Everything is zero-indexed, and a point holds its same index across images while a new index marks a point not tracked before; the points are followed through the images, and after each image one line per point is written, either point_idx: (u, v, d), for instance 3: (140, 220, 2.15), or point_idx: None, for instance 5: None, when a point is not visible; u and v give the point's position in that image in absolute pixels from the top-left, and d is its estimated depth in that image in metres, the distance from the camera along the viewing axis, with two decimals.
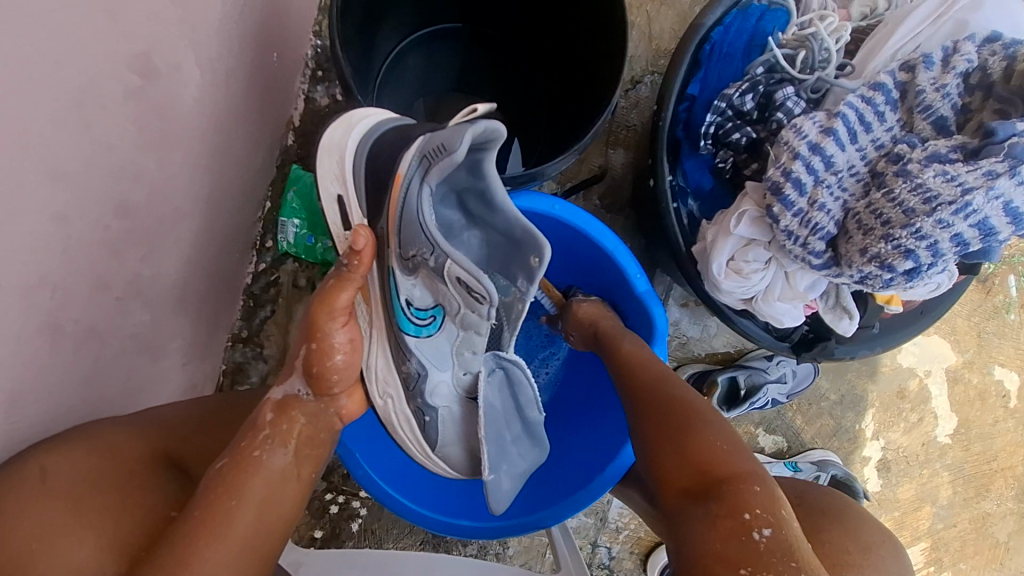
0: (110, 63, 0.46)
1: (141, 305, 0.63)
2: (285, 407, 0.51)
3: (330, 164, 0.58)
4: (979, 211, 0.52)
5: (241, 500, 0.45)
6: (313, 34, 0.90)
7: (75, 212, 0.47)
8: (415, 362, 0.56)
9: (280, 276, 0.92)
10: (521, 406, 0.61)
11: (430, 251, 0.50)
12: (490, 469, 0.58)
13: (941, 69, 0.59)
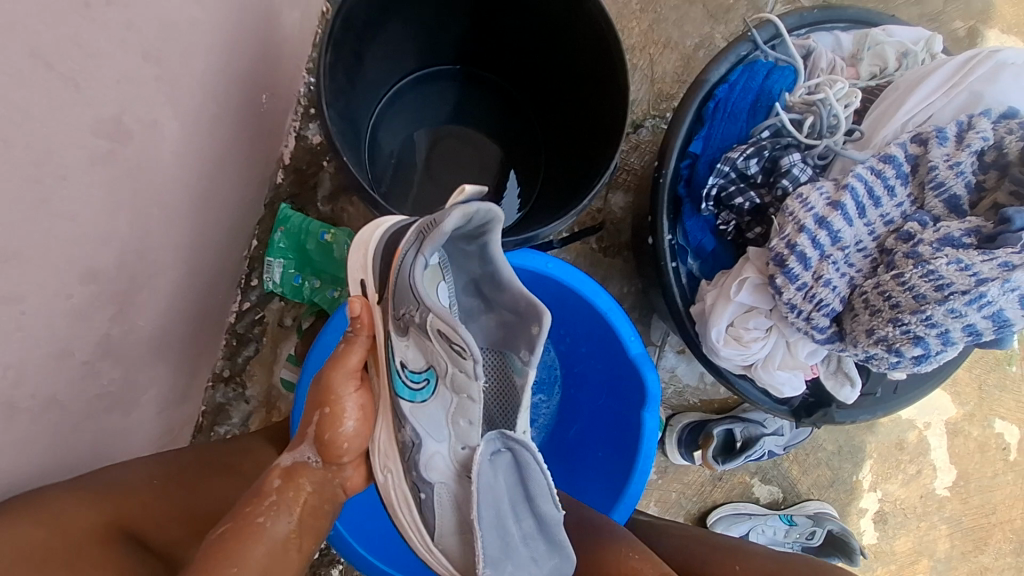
0: (73, 132, 0.44)
1: (111, 363, 0.60)
2: (292, 474, 0.49)
3: (357, 258, 0.57)
4: (992, 302, 0.50)
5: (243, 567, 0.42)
6: (307, 71, 0.86)
7: (30, 286, 0.45)
8: (408, 428, 0.51)
9: (266, 315, 0.87)
10: (533, 499, 0.51)
11: (415, 307, 0.48)
12: (485, 563, 0.48)
13: (955, 145, 0.58)
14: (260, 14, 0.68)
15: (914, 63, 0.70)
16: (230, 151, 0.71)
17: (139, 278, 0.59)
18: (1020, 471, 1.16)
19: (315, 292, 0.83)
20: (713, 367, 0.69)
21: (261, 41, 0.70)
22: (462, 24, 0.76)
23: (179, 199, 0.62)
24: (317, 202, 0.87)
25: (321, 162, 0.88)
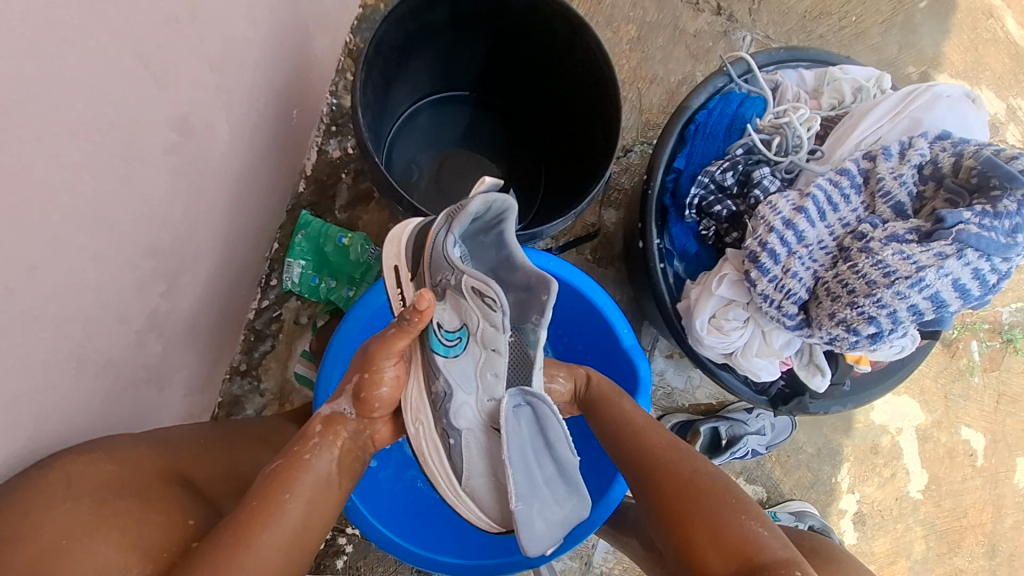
0: (152, 124, 0.52)
1: (156, 338, 0.67)
2: (331, 422, 0.58)
3: (390, 247, 0.65)
4: (931, 285, 0.59)
5: (293, 493, 0.51)
6: (328, 93, 0.93)
7: (107, 253, 0.53)
8: (442, 379, 0.61)
9: (283, 313, 0.93)
10: (552, 446, 0.62)
11: (450, 272, 0.56)
12: (518, 498, 0.58)
13: (898, 160, 0.68)
14: (298, 40, 0.77)
15: (868, 96, 0.80)
16: (264, 157, 0.79)
17: (185, 262, 0.67)
18: (988, 477, 1.23)
19: (331, 292, 0.91)
20: (695, 357, 0.78)
21: (296, 62, 0.79)
22: (472, 58, 0.85)
23: (222, 195, 0.71)
24: (334, 210, 0.94)
25: (340, 174, 0.95)
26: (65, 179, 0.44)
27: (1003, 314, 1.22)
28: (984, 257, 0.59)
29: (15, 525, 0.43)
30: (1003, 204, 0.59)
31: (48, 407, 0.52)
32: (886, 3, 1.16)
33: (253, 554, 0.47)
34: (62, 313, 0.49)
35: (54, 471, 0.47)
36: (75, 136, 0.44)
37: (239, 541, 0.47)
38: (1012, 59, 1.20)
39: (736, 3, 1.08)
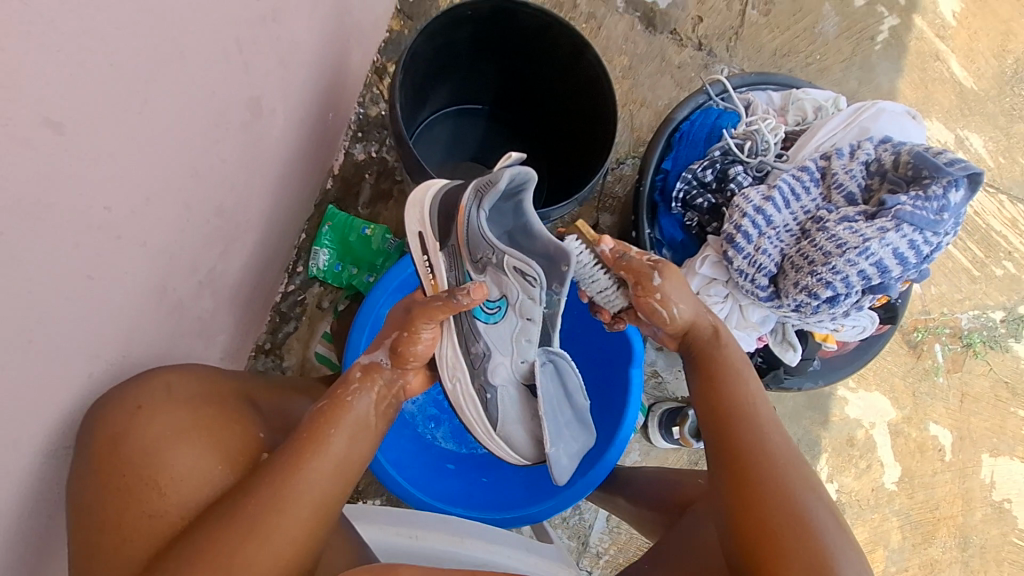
0: (239, 100, 0.60)
1: (211, 301, 0.74)
2: (368, 370, 0.63)
3: (413, 214, 0.75)
4: (875, 254, 0.70)
5: (337, 428, 0.57)
6: (357, 103, 1.03)
7: (195, 211, 0.60)
8: (482, 343, 0.72)
9: (307, 297, 1.03)
10: (571, 395, 0.74)
11: (491, 252, 0.67)
12: (551, 442, 0.70)
13: (849, 158, 0.81)
14: (342, 50, 0.88)
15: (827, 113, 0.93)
16: (304, 151, 0.89)
17: (245, 232, 0.75)
18: (956, 471, 1.33)
19: (353, 278, 1.02)
20: None
21: (341, 70, 0.90)
22: (488, 74, 0.97)
23: (273, 178, 0.79)
24: (357, 206, 1.04)
25: (364, 175, 1.05)
26: (179, 135, 0.51)
27: (963, 319, 1.34)
28: (918, 231, 0.71)
29: (129, 418, 0.52)
30: (933, 189, 0.71)
31: (130, 343, 0.57)
32: (846, 43, 1.31)
33: (304, 477, 0.53)
34: (157, 258, 0.56)
35: (156, 381, 0.56)
36: (192, 100, 0.52)
37: (295, 466, 0.54)
38: (958, 95, 1.36)
39: (714, 39, 1.24)
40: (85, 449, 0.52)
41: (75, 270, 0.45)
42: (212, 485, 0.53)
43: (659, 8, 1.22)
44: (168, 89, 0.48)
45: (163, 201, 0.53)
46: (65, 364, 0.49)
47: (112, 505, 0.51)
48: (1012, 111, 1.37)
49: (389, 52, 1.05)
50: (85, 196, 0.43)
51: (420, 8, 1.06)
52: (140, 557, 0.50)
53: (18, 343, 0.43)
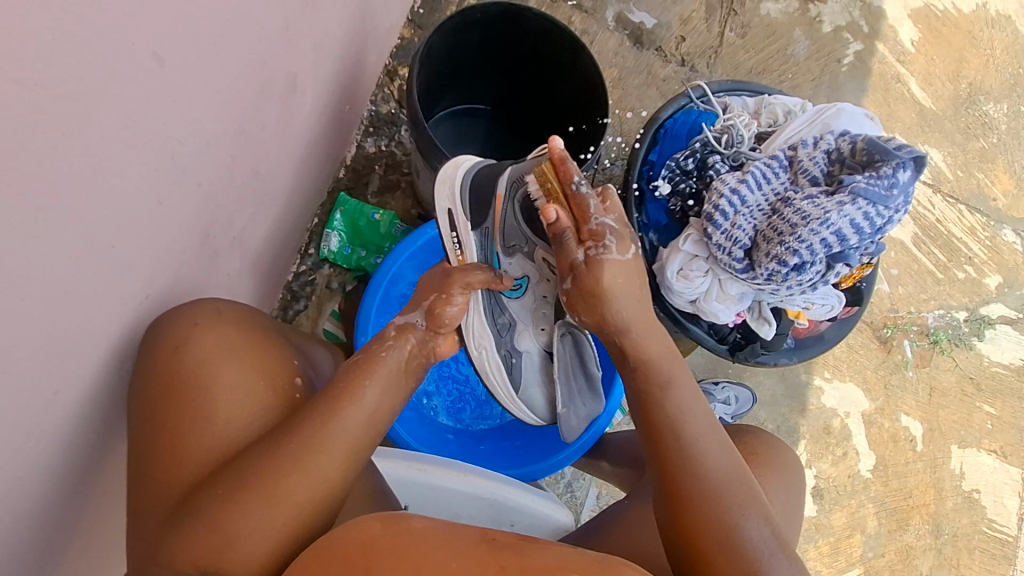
0: (280, 73, 0.69)
1: (241, 263, 0.81)
2: (403, 329, 0.70)
3: (443, 189, 0.85)
4: (834, 223, 0.80)
5: (370, 379, 0.64)
6: (369, 101, 1.12)
7: (238, 168, 0.68)
8: (508, 315, 0.85)
9: (317, 278, 1.10)
10: (587, 366, 0.88)
11: (526, 244, 0.78)
12: (563, 405, 0.86)
13: (813, 147, 0.91)
14: (363, 48, 0.97)
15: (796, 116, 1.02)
16: (326, 138, 0.97)
17: (275, 199, 0.82)
18: (927, 461, 1.40)
19: (364, 260, 1.09)
20: (665, 305, 0.99)
21: (360, 65, 0.99)
22: (492, 76, 1.07)
23: (300, 156, 0.87)
24: (367, 195, 1.12)
25: (374, 167, 1.14)
26: (234, 93, 0.60)
27: (930, 318, 1.43)
28: (871, 204, 0.81)
29: (185, 338, 0.59)
30: (884, 169, 0.82)
31: (178, 281, 0.64)
32: (815, 65, 1.42)
33: (338, 415, 0.60)
34: (206, 204, 0.64)
35: (207, 307, 0.63)
36: (246, 64, 0.60)
37: (331, 409, 0.60)
38: (918, 114, 1.46)
39: (697, 57, 1.37)
40: (147, 372, 0.58)
41: (148, 193, 0.52)
42: (255, 418, 0.60)
43: (646, 28, 1.35)
44: (232, 47, 0.56)
45: (216, 150, 0.61)
46: (131, 283, 0.55)
47: (169, 425, 0.58)
48: (969, 129, 1.47)
49: (400, 57, 1.15)
50: (164, 129, 0.51)
51: (429, 20, 1.17)
52: (194, 464, 0.57)
53: (103, 251, 0.50)
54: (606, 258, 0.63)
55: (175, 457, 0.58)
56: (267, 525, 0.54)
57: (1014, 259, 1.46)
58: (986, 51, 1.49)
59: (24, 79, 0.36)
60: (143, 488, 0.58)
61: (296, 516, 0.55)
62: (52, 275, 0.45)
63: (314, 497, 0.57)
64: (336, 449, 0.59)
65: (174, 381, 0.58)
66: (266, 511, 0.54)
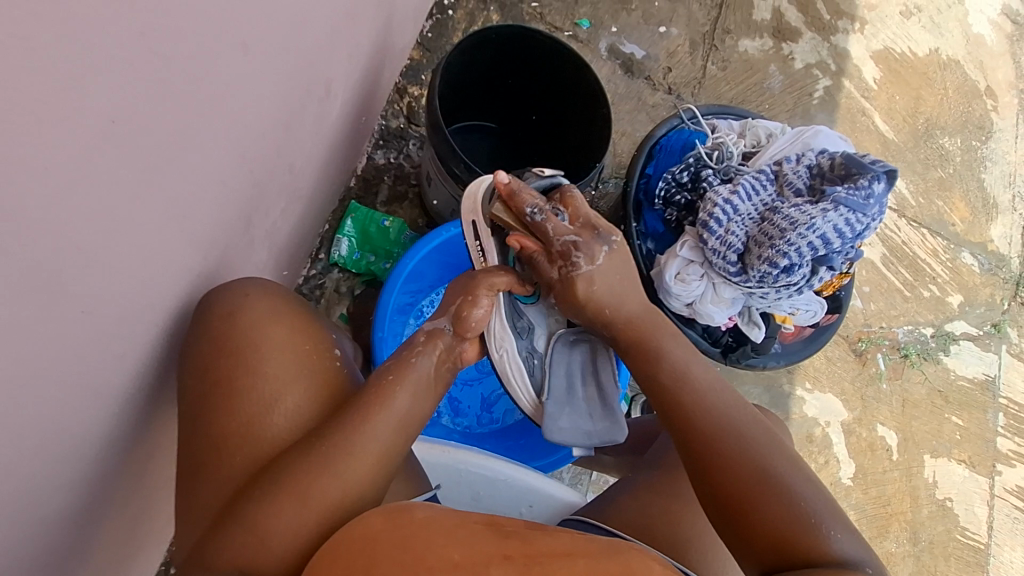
0: (319, 76, 0.74)
1: (266, 257, 0.84)
2: (432, 334, 0.75)
3: (468, 203, 0.84)
4: (819, 228, 0.88)
5: (401, 385, 0.69)
6: (380, 116, 1.18)
7: (276, 162, 0.72)
8: (527, 318, 0.84)
9: (326, 282, 1.13)
10: (598, 374, 0.85)
11: None
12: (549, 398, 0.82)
13: (795, 163, 0.99)
14: (381, 63, 1.03)
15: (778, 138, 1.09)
16: (344, 145, 1.02)
17: (301, 195, 0.87)
18: (903, 469, 1.46)
19: (372, 265, 1.13)
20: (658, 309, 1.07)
21: (379, 79, 1.06)
22: (497, 95, 1.13)
23: (323, 159, 0.91)
24: (377, 203, 1.17)
25: (382, 177, 1.18)
26: (283, 87, 0.65)
27: (900, 334, 1.52)
28: (851, 212, 0.90)
29: (234, 322, 0.65)
30: (861, 181, 0.91)
31: (218, 263, 0.67)
32: (789, 97, 1.53)
33: (373, 421, 0.65)
34: (249, 191, 0.67)
35: (249, 289, 0.68)
36: (296, 62, 0.65)
37: (366, 417, 0.65)
38: (883, 145, 1.58)
39: (682, 86, 1.47)
40: (200, 359, 0.64)
41: (216, 168, 0.57)
42: (297, 411, 0.65)
43: (636, 58, 1.45)
44: (287, 44, 0.61)
45: (264, 139, 0.65)
46: (183, 257, 0.59)
47: (218, 414, 0.63)
48: (928, 160, 1.59)
49: (410, 77, 1.22)
50: (230, 112, 0.56)
51: (437, 43, 1.27)
52: (236, 450, 0.63)
53: (170, 221, 0.53)
54: (577, 273, 0.74)
55: (223, 445, 0.63)
56: (295, 516, 0.58)
57: (973, 279, 1.57)
58: (940, 91, 1.63)
59: (157, 49, 0.42)
60: (196, 475, 0.63)
61: (324, 509, 0.59)
62: (140, 231, 0.49)
63: (335, 497, 0.60)
64: (364, 444, 0.63)
65: (221, 373, 0.64)
66: (296, 501, 0.58)
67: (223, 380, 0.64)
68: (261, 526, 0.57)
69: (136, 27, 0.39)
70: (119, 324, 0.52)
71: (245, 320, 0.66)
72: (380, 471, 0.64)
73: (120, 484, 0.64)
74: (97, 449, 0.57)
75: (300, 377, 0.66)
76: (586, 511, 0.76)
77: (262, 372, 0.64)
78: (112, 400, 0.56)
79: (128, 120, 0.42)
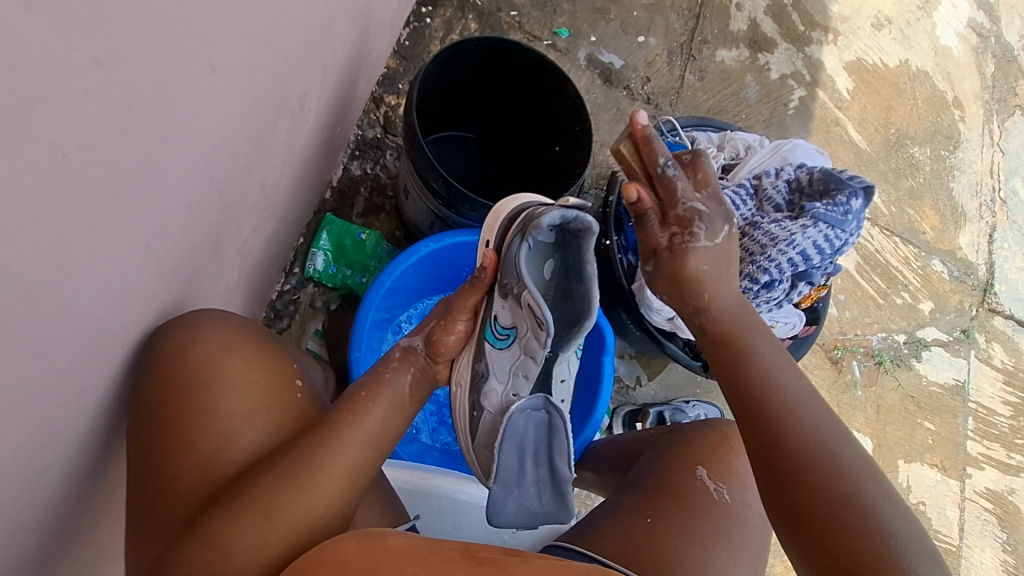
0: (291, 90, 0.71)
1: (237, 275, 0.81)
2: (406, 353, 0.77)
3: (489, 219, 0.84)
4: (799, 244, 0.89)
5: (373, 402, 0.70)
6: (356, 126, 1.15)
7: (247, 181, 0.69)
8: (483, 363, 0.77)
9: (301, 296, 1.10)
10: (552, 457, 0.75)
11: (518, 284, 0.73)
12: (495, 479, 0.73)
13: (775, 177, 1.00)
14: (357, 73, 1.01)
15: (756, 151, 1.09)
16: (319, 157, 0.99)
17: (274, 210, 0.84)
18: None
19: (348, 279, 1.10)
20: (642, 322, 1.08)
21: (355, 89, 1.04)
22: (475, 106, 1.12)
23: (297, 173, 0.89)
24: (352, 215, 1.14)
25: (359, 189, 1.16)
26: (253, 104, 0.62)
27: (874, 341, 1.54)
28: (830, 228, 0.90)
29: (193, 352, 0.63)
30: (839, 198, 0.91)
31: (182, 287, 0.64)
32: (766, 107, 1.54)
33: (341, 439, 0.65)
34: (217, 211, 0.65)
35: (210, 315, 0.68)
36: (267, 79, 0.63)
37: (336, 434, 0.66)
38: (856, 154, 1.60)
39: (661, 96, 1.47)
40: (149, 394, 0.61)
41: (182, 192, 0.55)
42: (256, 448, 0.65)
43: (615, 68, 1.44)
44: (257, 62, 0.59)
45: (233, 158, 0.63)
46: (146, 285, 0.56)
47: (170, 456, 0.62)
48: (899, 169, 1.62)
49: (386, 86, 1.20)
50: (197, 134, 0.53)
51: (415, 52, 1.25)
52: (195, 474, 0.62)
53: (133, 250, 0.51)
54: (694, 245, 0.71)
55: (176, 488, 0.62)
56: (252, 555, 0.58)
57: (943, 287, 1.60)
58: (910, 101, 1.66)
59: (117, 77, 0.40)
60: (147, 519, 0.62)
61: (292, 529, 0.60)
62: (100, 263, 0.47)
63: (292, 537, 0.60)
64: (333, 460, 0.64)
65: (173, 413, 0.62)
66: (252, 538, 0.58)
67: (176, 422, 0.62)
68: (221, 544, 0.57)
69: (93, 55, 0.37)
70: (77, 359, 0.49)
71: (197, 355, 0.64)
72: (346, 507, 0.64)
73: (80, 523, 0.61)
74: (57, 489, 0.54)
75: (258, 413, 0.66)
76: (568, 536, 0.74)
77: (218, 412, 0.64)
78: (70, 438, 0.53)
79: (85, 153, 0.40)
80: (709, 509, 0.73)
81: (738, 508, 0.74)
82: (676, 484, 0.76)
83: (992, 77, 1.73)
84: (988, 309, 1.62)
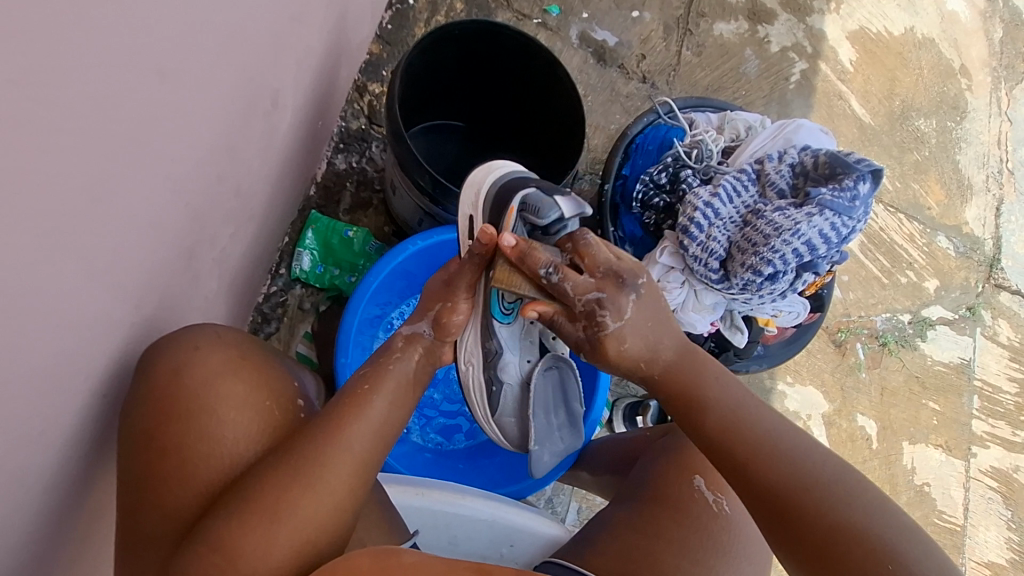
0: (260, 89, 0.66)
1: (216, 285, 0.77)
2: (411, 338, 0.73)
3: (470, 193, 0.81)
4: (804, 233, 0.85)
5: (372, 389, 0.68)
6: (339, 117, 1.11)
7: (217, 189, 0.65)
8: (497, 341, 0.74)
9: (289, 298, 1.06)
10: (569, 401, 0.84)
11: None
12: (535, 441, 0.78)
13: (778, 161, 0.95)
14: (337, 60, 0.95)
15: (757, 131, 1.04)
16: (302, 152, 0.94)
17: (251, 212, 0.79)
18: (881, 458, 1.47)
19: (336, 278, 1.07)
20: None
21: (335, 79, 0.98)
22: (462, 93, 1.06)
23: (276, 172, 0.84)
24: (339, 212, 1.10)
25: (345, 183, 1.11)
26: (216, 107, 0.57)
27: (878, 322, 1.51)
28: (837, 215, 0.86)
29: (192, 374, 0.62)
30: (846, 182, 0.87)
31: (148, 309, 0.60)
32: (766, 82, 1.48)
33: (346, 434, 0.63)
34: (186, 223, 0.61)
35: (208, 333, 0.66)
36: (231, 80, 0.58)
37: (338, 428, 0.63)
38: (859, 129, 1.54)
39: (657, 74, 1.41)
40: (143, 420, 0.60)
41: (140, 210, 0.51)
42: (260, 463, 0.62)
43: (608, 45, 1.38)
44: (218, 63, 0.54)
45: (198, 166, 0.58)
46: (105, 314, 0.52)
47: (169, 482, 0.60)
48: (904, 143, 1.57)
49: (369, 73, 1.15)
50: (151, 149, 0.49)
51: (398, 35, 1.19)
52: (194, 498, 0.60)
53: (85, 283, 0.47)
54: (606, 332, 0.63)
55: (177, 517, 0.60)
56: (261, 563, 0.55)
57: (948, 264, 1.56)
58: (915, 71, 1.59)
59: (41, 98, 0.35)
60: (143, 555, 0.59)
61: (303, 529, 0.57)
62: (48, 298, 0.43)
63: (304, 538, 0.57)
64: (336, 455, 0.61)
65: (171, 441, 0.60)
66: (261, 541, 0.55)
67: (173, 446, 0.60)
68: (230, 547, 0.55)
69: (7, 76, 0.32)
70: (30, 402, 0.45)
71: (192, 380, 0.62)
72: (357, 504, 0.62)
73: (56, 562, 0.58)
74: (24, 532, 0.51)
75: (257, 428, 0.63)
76: (564, 551, 0.72)
77: (214, 433, 0.61)
78: (34, 480, 0.50)
79: (11, 186, 0.35)
80: (708, 522, 0.70)
81: (738, 519, 0.71)
82: (678, 491, 0.73)
83: (1000, 42, 1.66)
84: (994, 285, 1.59)
